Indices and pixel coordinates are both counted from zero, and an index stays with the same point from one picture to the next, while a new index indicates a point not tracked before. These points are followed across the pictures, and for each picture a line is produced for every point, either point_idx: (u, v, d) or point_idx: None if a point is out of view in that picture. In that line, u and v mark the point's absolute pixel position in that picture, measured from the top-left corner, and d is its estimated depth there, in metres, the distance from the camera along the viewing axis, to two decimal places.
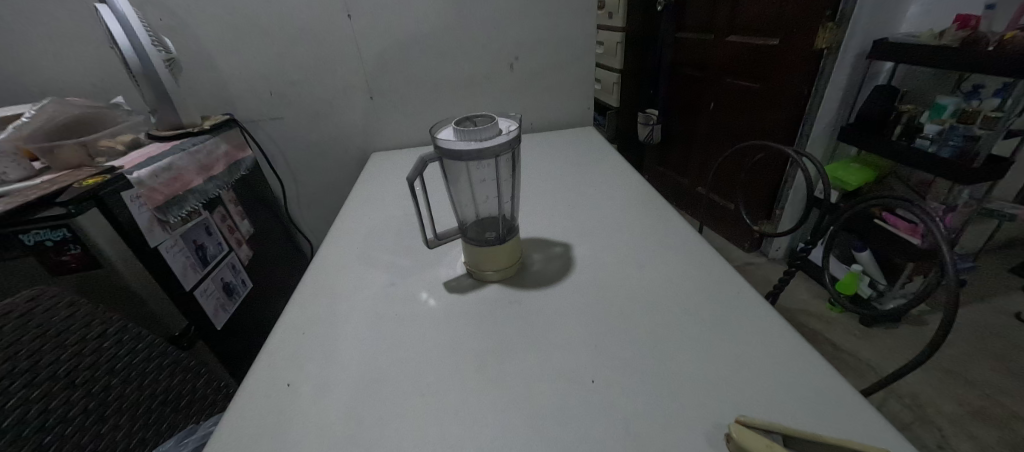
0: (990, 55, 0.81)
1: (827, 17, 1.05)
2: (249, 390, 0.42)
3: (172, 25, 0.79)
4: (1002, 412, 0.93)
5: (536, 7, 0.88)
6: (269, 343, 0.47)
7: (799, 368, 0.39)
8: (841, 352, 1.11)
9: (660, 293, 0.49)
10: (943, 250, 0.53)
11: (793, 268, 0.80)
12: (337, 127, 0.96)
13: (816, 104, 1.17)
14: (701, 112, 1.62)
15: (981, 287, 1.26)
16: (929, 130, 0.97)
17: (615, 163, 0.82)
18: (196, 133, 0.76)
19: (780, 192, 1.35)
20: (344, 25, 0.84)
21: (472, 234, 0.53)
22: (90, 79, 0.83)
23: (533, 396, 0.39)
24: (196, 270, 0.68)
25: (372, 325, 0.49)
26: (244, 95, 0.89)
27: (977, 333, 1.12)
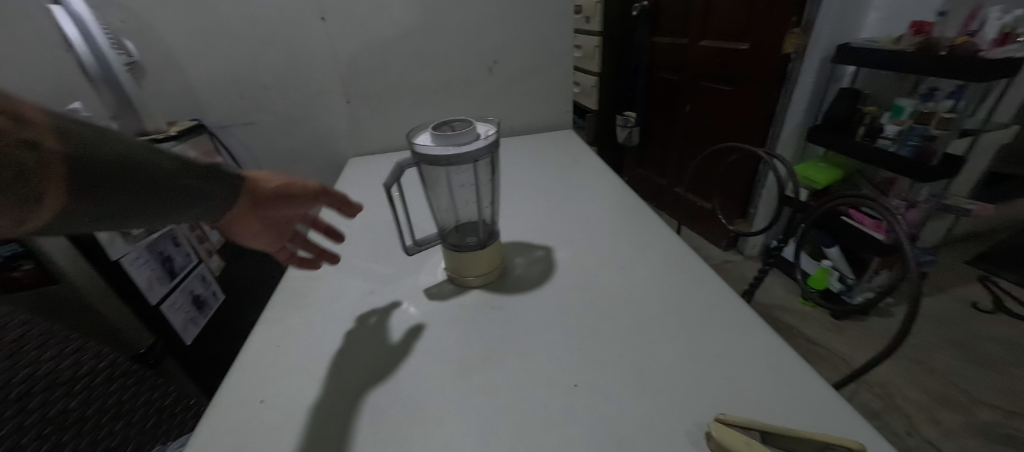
0: (943, 60, 0.86)
1: (794, 23, 1.09)
2: (220, 407, 0.40)
3: (134, 27, 0.76)
4: (964, 398, 0.98)
5: (513, 11, 0.88)
6: (242, 357, 0.45)
7: (775, 363, 0.40)
8: (814, 345, 1.14)
9: (640, 294, 0.50)
10: (904, 245, 0.56)
11: (767, 266, 0.81)
12: (313, 132, 0.94)
13: (786, 106, 1.21)
14: (677, 115, 1.66)
15: (942, 278, 1.33)
16: (890, 130, 1.03)
17: (594, 165, 0.83)
18: (161, 141, 0.73)
19: (753, 191, 1.39)
20: (318, 28, 0.82)
21: (452, 240, 0.52)
22: (45, 84, 0.79)
23: (516, 402, 0.39)
24: (163, 283, 0.65)
25: (350, 334, 0.47)
26: (213, 100, 0.86)
27: (939, 323, 1.18)
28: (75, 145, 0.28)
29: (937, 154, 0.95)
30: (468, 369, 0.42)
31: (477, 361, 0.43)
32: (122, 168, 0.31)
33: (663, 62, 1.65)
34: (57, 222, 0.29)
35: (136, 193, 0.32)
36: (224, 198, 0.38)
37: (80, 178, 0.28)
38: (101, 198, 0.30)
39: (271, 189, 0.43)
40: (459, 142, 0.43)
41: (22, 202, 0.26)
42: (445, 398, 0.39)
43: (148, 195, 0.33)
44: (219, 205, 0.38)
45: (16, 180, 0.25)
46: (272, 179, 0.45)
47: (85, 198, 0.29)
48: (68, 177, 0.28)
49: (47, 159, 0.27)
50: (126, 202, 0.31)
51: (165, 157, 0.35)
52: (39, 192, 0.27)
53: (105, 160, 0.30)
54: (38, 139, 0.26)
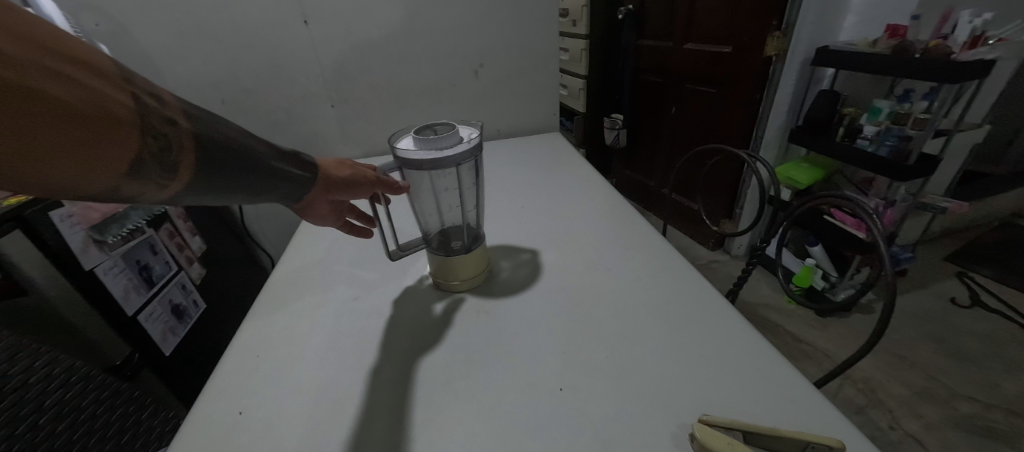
0: (917, 62, 0.88)
1: (774, 26, 1.11)
2: (197, 419, 0.39)
3: (111, 30, 0.74)
4: (944, 392, 1.00)
5: (499, 14, 0.89)
6: (220, 368, 0.44)
7: (758, 363, 0.40)
8: (799, 342, 1.16)
9: (625, 296, 0.50)
10: (881, 243, 0.57)
11: (750, 265, 0.82)
12: (298, 136, 0.93)
13: (768, 108, 1.23)
14: (663, 116, 1.68)
15: (921, 275, 1.36)
16: (867, 131, 1.05)
17: (581, 167, 0.84)
18: None
19: (738, 191, 1.41)
20: (301, 31, 0.81)
21: (436, 245, 0.52)
22: None
23: (500, 407, 0.38)
24: (140, 293, 0.63)
25: (333, 341, 0.47)
26: (194, 104, 0.84)
27: (919, 318, 1.21)
28: (197, 125, 0.29)
29: (913, 153, 0.97)
30: (453, 375, 0.42)
31: (461, 366, 0.42)
32: (235, 147, 0.31)
33: (648, 65, 1.67)
34: (179, 196, 0.29)
35: (247, 174, 0.32)
36: (310, 181, 0.39)
37: (205, 155, 0.29)
38: (220, 176, 0.30)
39: (340, 180, 0.42)
40: (440, 145, 0.42)
41: (166, 173, 0.26)
42: (430, 404, 0.39)
43: (256, 177, 0.33)
44: (306, 189, 0.39)
45: (160, 152, 0.26)
46: (339, 167, 0.43)
47: (208, 174, 0.29)
48: (197, 152, 0.28)
49: (181, 135, 0.27)
50: (239, 180, 0.32)
51: (260, 142, 0.35)
52: (177, 165, 0.27)
53: (221, 140, 0.30)
54: (172, 114, 0.27)
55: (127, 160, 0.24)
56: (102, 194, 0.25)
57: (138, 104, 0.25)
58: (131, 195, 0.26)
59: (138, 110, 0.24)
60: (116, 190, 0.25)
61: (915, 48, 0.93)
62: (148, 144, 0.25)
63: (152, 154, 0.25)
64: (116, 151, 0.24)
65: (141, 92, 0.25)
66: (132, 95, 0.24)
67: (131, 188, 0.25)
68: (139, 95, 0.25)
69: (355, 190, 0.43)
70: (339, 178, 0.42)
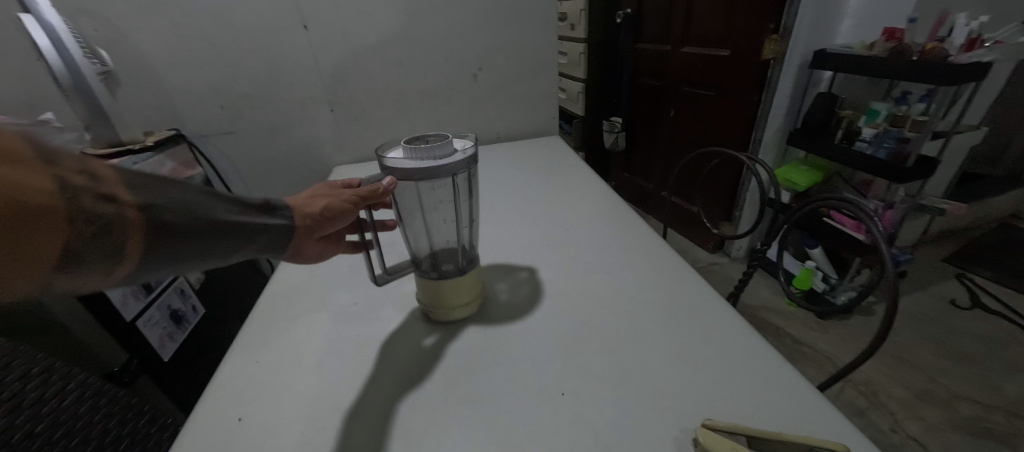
0: (915, 64, 0.88)
1: (771, 29, 1.12)
2: (194, 426, 0.38)
3: (109, 36, 0.74)
4: (945, 394, 1.00)
5: (497, 19, 0.89)
6: (219, 373, 0.44)
7: (761, 367, 0.40)
8: (800, 345, 1.16)
9: (626, 299, 0.50)
10: (882, 246, 0.57)
11: (751, 268, 0.82)
12: (296, 141, 0.92)
13: (766, 111, 1.24)
14: (661, 120, 1.68)
15: (920, 276, 1.36)
16: (866, 134, 1.05)
17: (579, 171, 0.84)
18: (137, 151, 0.70)
19: (737, 194, 1.41)
20: (300, 36, 0.81)
21: (426, 268, 0.48)
22: (14, 94, 0.76)
23: (504, 414, 0.38)
24: (139, 298, 0.62)
25: (333, 346, 0.47)
26: (192, 110, 0.84)
27: (919, 320, 1.20)
28: (153, 204, 0.22)
29: (911, 156, 0.96)
30: (454, 381, 0.41)
31: (462, 372, 0.42)
32: (200, 225, 0.25)
33: (646, 69, 1.68)
34: (126, 281, 0.23)
35: (214, 240, 0.26)
36: (287, 229, 0.34)
37: (157, 245, 0.22)
38: (183, 251, 0.24)
39: (319, 213, 0.38)
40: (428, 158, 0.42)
41: (104, 263, 0.20)
42: (432, 409, 0.39)
43: (222, 241, 0.27)
44: (285, 239, 0.34)
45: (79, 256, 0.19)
46: (313, 200, 0.38)
47: (163, 254, 0.23)
48: (145, 244, 0.21)
49: (130, 214, 0.20)
50: (192, 262, 0.25)
51: (224, 194, 0.29)
52: (120, 253, 0.20)
53: (184, 216, 0.24)
54: (113, 190, 0.20)
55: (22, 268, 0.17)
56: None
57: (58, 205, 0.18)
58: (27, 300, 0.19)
59: (66, 197, 0.18)
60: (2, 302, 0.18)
61: (912, 50, 0.93)
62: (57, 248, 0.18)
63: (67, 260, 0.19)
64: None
65: (72, 170, 0.19)
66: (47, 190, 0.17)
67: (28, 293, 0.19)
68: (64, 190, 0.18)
69: (337, 218, 0.39)
70: (313, 212, 0.37)
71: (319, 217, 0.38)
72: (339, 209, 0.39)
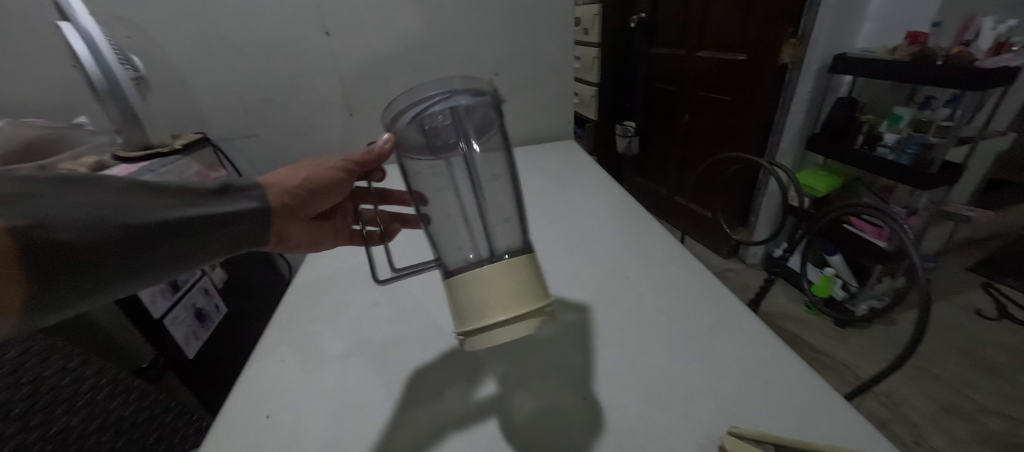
0: (940, 69, 0.86)
1: (790, 34, 1.11)
2: (224, 423, 0.40)
3: (140, 43, 0.77)
4: (972, 407, 0.97)
5: (514, 24, 0.90)
6: (247, 371, 0.45)
7: (786, 376, 0.39)
8: (819, 354, 1.14)
9: (646, 304, 0.49)
10: (910, 253, 0.55)
11: (771, 276, 0.81)
12: (316, 145, 0.94)
13: (783, 116, 1.22)
14: (675, 124, 1.67)
15: (944, 285, 1.32)
16: (888, 139, 1.03)
17: (596, 175, 0.84)
18: (166, 154, 0.73)
19: (754, 199, 1.39)
20: (322, 42, 0.83)
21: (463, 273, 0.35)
22: (51, 99, 0.79)
23: (525, 417, 0.38)
24: (166, 297, 0.63)
25: (357, 346, 0.47)
26: (217, 114, 0.86)
27: (944, 330, 1.17)
28: (34, 223, 0.24)
29: (936, 162, 0.95)
30: (475, 384, 0.41)
31: (483, 375, 0.42)
32: (101, 235, 0.27)
33: (660, 73, 1.67)
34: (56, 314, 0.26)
35: (141, 248, 0.29)
36: (243, 215, 0.38)
37: (50, 264, 0.24)
38: (106, 264, 0.27)
39: (293, 188, 0.43)
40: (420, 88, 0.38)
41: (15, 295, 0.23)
42: (455, 411, 0.39)
43: (155, 247, 0.30)
44: (235, 231, 0.37)
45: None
46: (290, 176, 0.44)
47: (83, 271, 0.26)
48: (33, 265, 0.23)
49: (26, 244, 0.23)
50: (129, 270, 0.29)
51: (156, 200, 0.32)
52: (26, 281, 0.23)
53: (92, 233, 0.26)
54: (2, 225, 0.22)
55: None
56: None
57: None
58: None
59: None
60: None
61: (936, 55, 0.91)
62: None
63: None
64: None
65: None
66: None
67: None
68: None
69: (316, 188, 0.44)
70: (288, 186, 0.43)
71: (297, 190, 0.44)
72: (318, 179, 0.44)
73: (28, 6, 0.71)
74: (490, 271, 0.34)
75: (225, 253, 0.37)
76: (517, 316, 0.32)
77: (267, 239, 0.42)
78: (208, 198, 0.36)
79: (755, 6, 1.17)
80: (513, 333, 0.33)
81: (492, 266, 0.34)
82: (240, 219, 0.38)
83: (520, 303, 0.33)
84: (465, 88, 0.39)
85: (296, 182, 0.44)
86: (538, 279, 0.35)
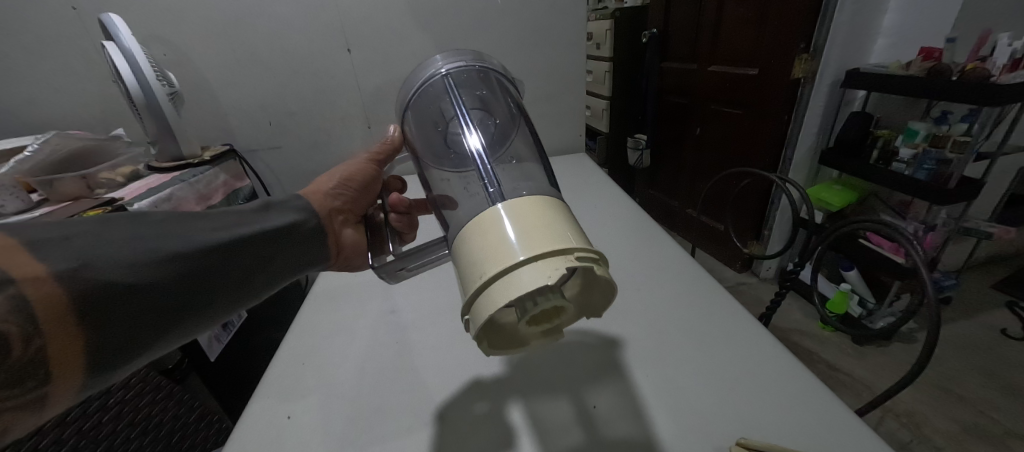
0: (956, 84, 0.86)
1: (802, 49, 1.12)
2: (250, 423, 0.42)
3: (175, 59, 0.81)
4: (998, 430, 0.94)
5: (528, 41, 0.93)
6: (269, 374, 0.47)
7: (797, 389, 0.40)
8: (836, 371, 1.11)
9: (657, 316, 0.50)
10: (922, 270, 0.55)
11: (784, 289, 0.80)
12: (335, 156, 0.98)
13: (796, 130, 1.23)
14: (687, 137, 1.67)
15: (966, 303, 1.29)
16: (904, 154, 1.02)
17: (607, 188, 0.85)
18: (195, 165, 0.77)
19: (767, 213, 1.38)
20: (344, 59, 0.87)
21: (477, 234, 0.33)
22: (92, 112, 0.84)
23: (536, 426, 0.40)
24: None
25: (373, 352, 0.49)
26: (243, 126, 0.90)
27: (966, 349, 1.14)
28: (73, 266, 0.26)
29: (953, 177, 0.94)
30: (487, 391, 0.43)
31: (497, 383, 0.44)
32: (140, 271, 0.29)
33: (672, 86, 1.69)
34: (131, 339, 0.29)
35: (190, 276, 0.32)
36: (287, 230, 0.41)
37: (92, 305, 0.26)
38: (160, 295, 0.30)
39: (330, 188, 0.48)
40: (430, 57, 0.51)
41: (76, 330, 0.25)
42: (468, 419, 0.41)
43: (200, 274, 0.32)
44: (281, 247, 0.40)
45: (14, 343, 0.23)
46: (326, 181, 0.49)
47: (139, 302, 0.29)
48: (75, 307, 0.25)
49: (80, 283, 0.26)
50: (185, 295, 0.31)
51: (202, 224, 0.35)
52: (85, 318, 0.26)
53: (141, 267, 0.29)
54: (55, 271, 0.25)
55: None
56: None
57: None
58: (28, 403, 0.24)
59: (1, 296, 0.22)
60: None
61: (952, 70, 0.91)
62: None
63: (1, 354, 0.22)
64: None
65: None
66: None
67: (9, 398, 0.23)
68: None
69: (354, 183, 0.51)
70: (328, 188, 0.48)
71: (339, 190, 0.49)
72: (351, 175, 0.50)
73: (77, 27, 0.76)
74: (502, 222, 0.32)
75: (272, 278, 0.39)
76: (527, 259, 0.29)
77: (327, 248, 0.46)
78: (249, 217, 0.39)
79: (767, 21, 1.19)
80: (526, 281, 0.28)
81: (498, 215, 0.33)
82: (277, 241, 0.40)
83: (532, 247, 0.30)
84: (464, 54, 0.50)
85: (333, 182, 0.49)
86: (553, 230, 0.31)
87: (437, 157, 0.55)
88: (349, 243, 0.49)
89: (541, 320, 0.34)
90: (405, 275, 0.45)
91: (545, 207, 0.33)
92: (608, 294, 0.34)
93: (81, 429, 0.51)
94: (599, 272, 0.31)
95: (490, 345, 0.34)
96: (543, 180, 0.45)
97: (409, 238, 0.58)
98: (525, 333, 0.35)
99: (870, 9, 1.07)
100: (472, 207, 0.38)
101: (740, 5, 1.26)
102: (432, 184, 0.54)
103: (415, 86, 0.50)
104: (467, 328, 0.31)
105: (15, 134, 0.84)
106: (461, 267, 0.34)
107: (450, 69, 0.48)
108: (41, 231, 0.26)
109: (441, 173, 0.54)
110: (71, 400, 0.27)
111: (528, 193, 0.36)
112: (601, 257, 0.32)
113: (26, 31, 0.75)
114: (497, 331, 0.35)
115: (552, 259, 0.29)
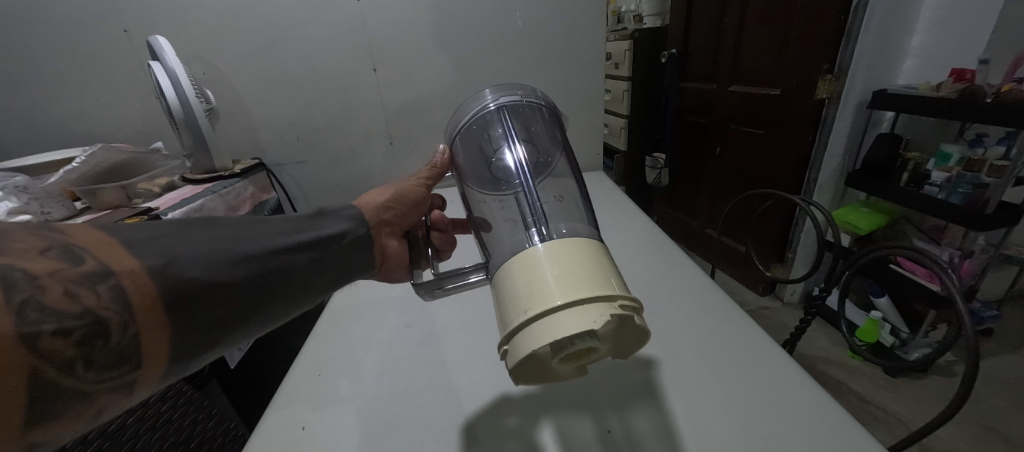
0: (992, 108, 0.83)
1: (826, 70, 1.10)
2: (268, 431, 0.42)
3: (213, 78, 0.86)
4: None
5: (547, 62, 0.94)
6: (285, 385, 0.48)
7: (823, 420, 0.38)
8: (867, 404, 1.05)
9: (673, 337, 0.50)
10: (959, 300, 0.52)
11: (808, 316, 0.77)
12: (358, 170, 1.01)
13: (820, 151, 1.20)
14: (707, 156, 1.66)
15: (1010, 336, 1.21)
16: (936, 177, 0.99)
17: (625, 207, 0.85)
18: (227, 177, 0.81)
19: (791, 234, 1.35)
20: (369, 77, 0.90)
21: (519, 272, 0.33)
22: (135, 126, 0.90)
23: (557, 443, 0.39)
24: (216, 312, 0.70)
25: (385, 366, 0.50)
26: (273, 141, 0.94)
27: (1013, 385, 1.06)
28: (161, 263, 0.28)
29: (991, 202, 0.89)
30: (504, 410, 0.43)
31: (507, 404, 0.43)
32: (218, 271, 0.31)
33: (692, 106, 1.68)
34: (207, 337, 0.30)
35: (259, 277, 0.33)
36: (334, 239, 0.41)
37: (177, 301, 0.28)
38: (234, 294, 0.31)
39: (381, 205, 0.49)
40: (481, 90, 0.53)
41: (164, 323, 0.27)
42: (490, 435, 0.40)
43: (268, 279, 0.34)
44: (336, 253, 0.41)
45: (113, 329, 0.25)
46: (380, 195, 0.50)
47: (217, 299, 0.30)
48: (164, 300, 0.27)
49: (168, 280, 0.28)
50: (253, 297, 0.33)
51: (269, 227, 0.37)
52: (173, 311, 0.28)
53: (220, 268, 0.31)
54: (151, 265, 0.28)
55: (72, 358, 0.24)
56: (82, 409, 0.25)
57: (65, 295, 0.24)
58: (122, 385, 0.26)
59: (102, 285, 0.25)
60: (96, 390, 0.25)
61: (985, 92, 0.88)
62: (81, 335, 0.24)
63: (103, 336, 0.25)
64: (40, 361, 0.22)
65: (101, 266, 0.26)
66: (25, 283, 0.23)
67: (105, 380, 0.25)
68: (63, 280, 0.24)
69: (407, 199, 0.52)
70: (382, 201, 0.49)
71: (390, 203, 0.50)
72: (404, 194, 0.52)
73: (126, 47, 0.82)
74: (543, 260, 0.32)
75: (328, 283, 0.40)
76: (570, 302, 0.29)
77: (373, 257, 0.46)
78: (308, 222, 0.41)
79: (789, 43, 1.18)
80: (568, 325, 0.28)
81: (538, 252, 0.33)
82: (330, 246, 0.41)
83: (574, 290, 0.30)
84: (517, 90, 0.52)
85: (385, 196, 0.50)
86: (593, 274, 0.31)
87: (479, 180, 0.55)
88: (393, 254, 0.50)
89: (573, 357, 0.34)
90: (441, 293, 0.45)
91: (587, 248, 0.34)
92: (639, 336, 0.34)
93: (107, 431, 0.53)
94: (635, 320, 0.31)
95: (523, 378, 0.35)
96: (582, 216, 0.46)
97: (444, 256, 0.61)
98: (556, 368, 0.36)
99: (896, 30, 1.05)
100: (512, 240, 0.38)
101: (762, 26, 1.26)
102: (472, 206, 0.55)
103: (467, 115, 0.52)
104: (504, 360, 0.31)
105: (64, 147, 0.90)
106: (501, 294, 0.34)
107: (502, 102, 0.50)
108: (135, 232, 0.29)
109: (481, 195, 0.55)
110: (155, 386, 0.29)
111: (566, 230, 0.36)
112: (641, 305, 0.32)
113: (80, 51, 0.81)
114: (531, 364, 0.35)
115: (592, 305, 0.29)
